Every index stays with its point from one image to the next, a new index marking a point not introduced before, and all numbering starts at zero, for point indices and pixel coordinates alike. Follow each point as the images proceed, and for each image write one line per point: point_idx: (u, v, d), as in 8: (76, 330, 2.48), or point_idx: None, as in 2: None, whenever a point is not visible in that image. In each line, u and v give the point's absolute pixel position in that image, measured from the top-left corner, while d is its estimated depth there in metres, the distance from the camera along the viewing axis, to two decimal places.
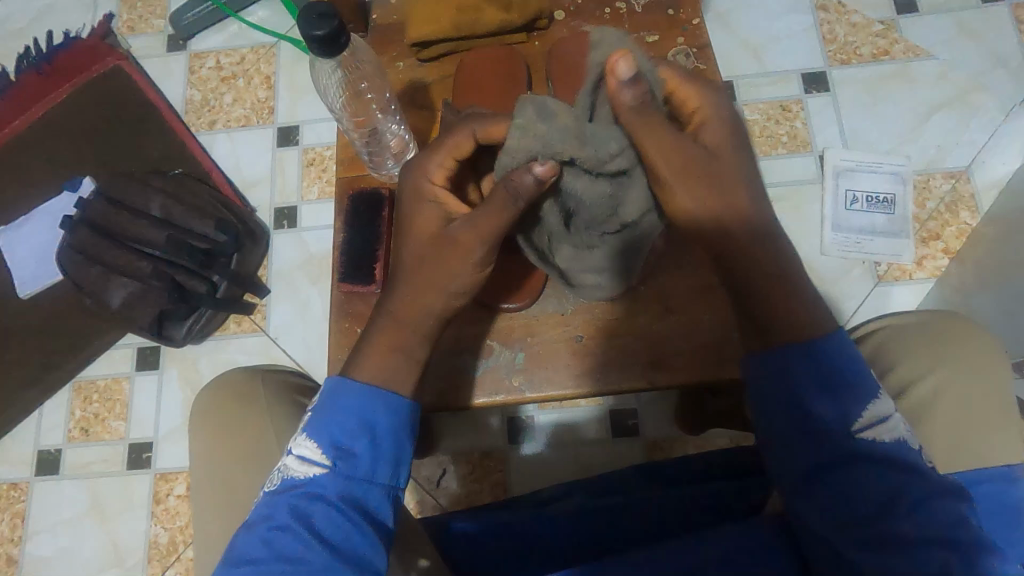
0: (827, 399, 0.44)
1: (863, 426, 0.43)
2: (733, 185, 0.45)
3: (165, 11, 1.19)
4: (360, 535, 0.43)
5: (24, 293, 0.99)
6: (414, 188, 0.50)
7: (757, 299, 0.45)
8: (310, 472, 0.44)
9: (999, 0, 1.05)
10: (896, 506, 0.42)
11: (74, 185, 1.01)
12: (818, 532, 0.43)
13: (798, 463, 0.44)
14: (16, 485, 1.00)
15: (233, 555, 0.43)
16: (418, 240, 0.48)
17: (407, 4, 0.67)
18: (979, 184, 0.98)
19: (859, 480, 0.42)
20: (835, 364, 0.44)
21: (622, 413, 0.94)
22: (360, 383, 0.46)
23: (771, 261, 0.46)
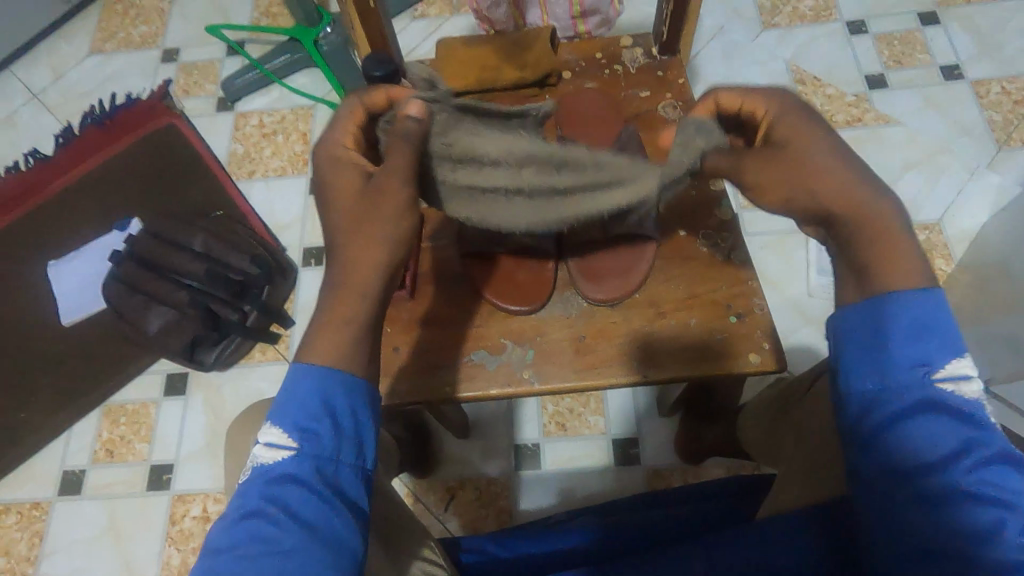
0: (910, 345, 0.41)
1: (945, 377, 0.40)
2: (818, 171, 0.44)
3: (217, 77, 1.35)
4: (333, 516, 0.41)
5: (66, 321, 1.08)
6: (331, 158, 0.51)
7: (868, 256, 0.43)
8: (277, 455, 0.42)
9: (959, 77, 1.19)
10: (958, 463, 0.38)
11: (123, 225, 1.11)
12: (869, 478, 0.41)
13: (867, 407, 0.42)
14: (38, 504, 1.03)
15: (210, 546, 0.40)
16: (345, 202, 0.48)
17: (436, 64, 0.79)
18: (951, 235, 1.07)
19: (923, 433, 0.40)
20: (933, 315, 0.41)
21: (625, 443, 0.98)
22: (314, 364, 0.44)
23: (878, 215, 0.43)
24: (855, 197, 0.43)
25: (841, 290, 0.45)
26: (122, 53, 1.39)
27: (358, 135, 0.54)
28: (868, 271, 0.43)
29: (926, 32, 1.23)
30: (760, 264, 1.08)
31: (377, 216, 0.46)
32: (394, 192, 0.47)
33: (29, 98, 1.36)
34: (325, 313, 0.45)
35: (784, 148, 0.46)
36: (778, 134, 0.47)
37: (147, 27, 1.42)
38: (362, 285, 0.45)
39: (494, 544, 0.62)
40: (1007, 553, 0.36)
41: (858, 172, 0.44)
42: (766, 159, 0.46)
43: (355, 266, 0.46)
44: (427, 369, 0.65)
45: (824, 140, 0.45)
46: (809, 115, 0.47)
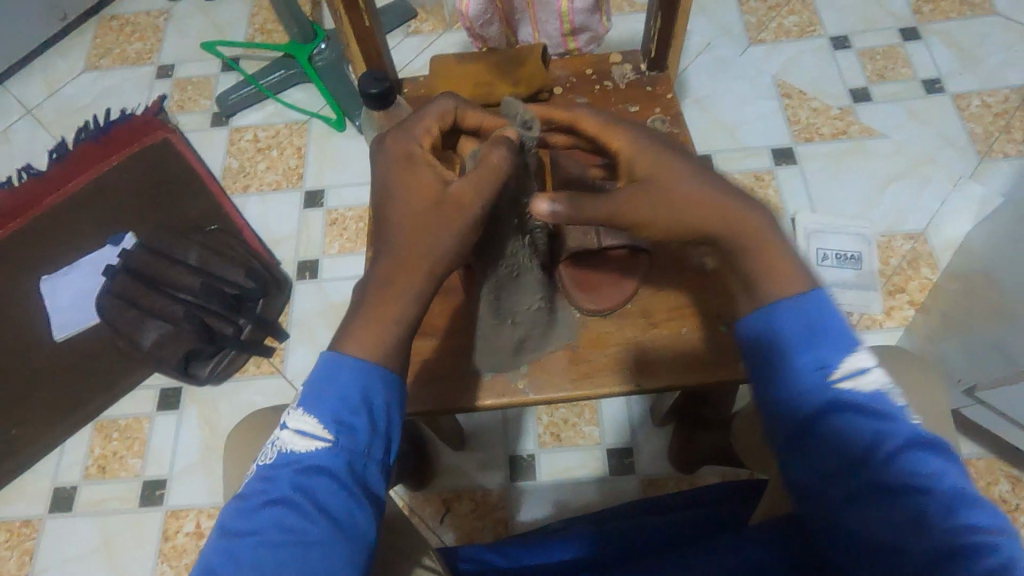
0: (808, 352, 0.45)
1: (841, 377, 0.45)
2: (694, 202, 0.49)
3: (211, 93, 1.36)
4: (358, 512, 0.42)
5: (59, 336, 1.08)
6: (406, 151, 0.50)
7: (750, 272, 0.49)
8: (309, 444, 0.42)
9: (940, 91, 1.22)
10: (875, 455, 0.43)
11: (117, 240, 1.10)
12: (808, 486, 0.45)
13: (784, 418, 0.46)
14: (28, 522, 1.02)
15: (225, 526, 0.41)
16: (417, 197, 0.47)
17: (430, 80, 0.80)
18: (936, 244, 1.09)
19: (837, 433, 0.44)
20: (820, 319, 0.46)
21: (620, 452, 0.99)
22: (355, 357, 0.44)
23: (754, 232, 0.49)
24: (734, 216, 0.49)
25: (740, 307, 0.50)
26: (117, 69, 1.40)
27: (433, 135, 0.53)
28: (754, 283, 0.48)
29: (908, 47, 1.27)
30: None
31: (438, 231, 0.46)
32: (464, 207, 0.47)
33: (24, 113, 1.36)
34: (369, 316, 0.45)
35: (650, 180, 0.50)
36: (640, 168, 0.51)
37: (143, 44, 1.43)
38: (395, 300, 0.46)
39: (491, 553, 0.62)
40: (936, 536, 0.40)
41: (731, 200, 0.49)
42: (637, 189, 0.50)
43: (405, 271, 0.46)
44: (423, 380, 0.65)
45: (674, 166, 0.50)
46: (671, 151, 0.52)
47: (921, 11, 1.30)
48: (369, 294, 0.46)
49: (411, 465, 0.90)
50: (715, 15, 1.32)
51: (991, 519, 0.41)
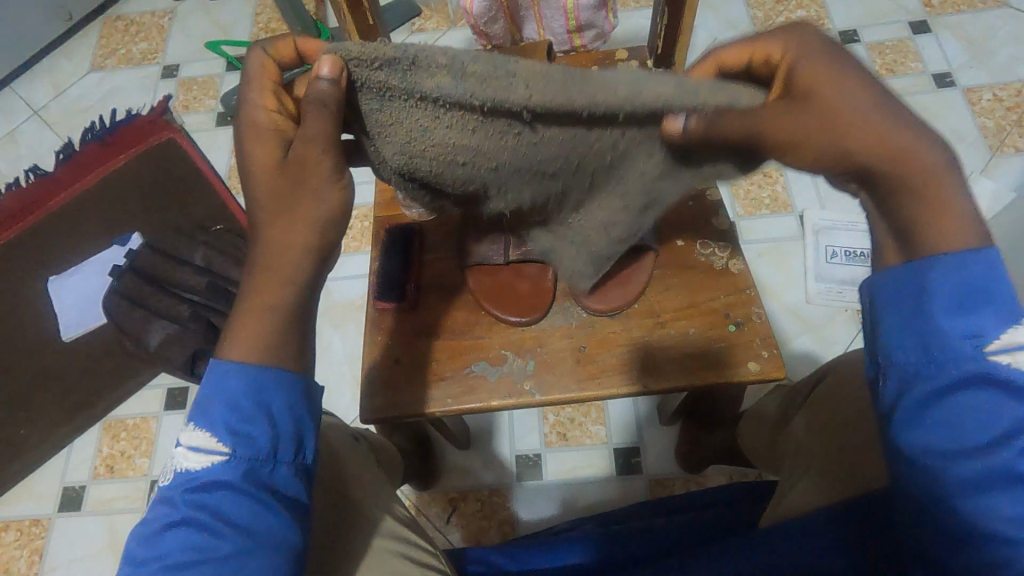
0: (958, 317, 0.36)
1: (1001, 348, 0.35)
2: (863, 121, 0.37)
3: (217, 93, 1.36)
4: (270, 519, 0.40)
5: (67, 336, 1.08)
6: (247, 131, 0.44)
7: (908, 217, 0.38)
8: (207, 461, 0.40)
9: (952, 85, 1.20)
10: (1012, 447, 0.35)
11: (123, 240, 1.12)
12: (915, 462, 0.38)
13: (908, 389, 0.37)
14: (38, 521, 1.03)
15: (133, 556, 0.40)
16: (261, 180, 0.44)
17: None
18: None
19: (971, 415, 0.36)
20: (979, 279, 0.36)
21: (626, 452, 0.98)
22: (238, 364, 0.42)
23: (921, 150, 0.37)
24: (897, 146, 0.37)
25: (882, 258, 0.40)
26: (122, 70, 1.41)
27: (278, 93, 0.46)
28: (915, 233, 0.38)
29: (918, 40, 1.25)
30: (758, 272, 1.09)
31: (301, 205, 0.44)
32: (321, 174, 0.44)
33: (30, 114, 1.37)
34: (249, 303, 0.43)
35: (811, 102, 0.38)
36: (801, 80, 0.38)
37: (147, 43, 1.43)
38: (283, 268, 0.44)
39: (496, 555, 0.62)
40: None
41: (891, 108, 0.37)
42: (783, 113, 0.39)
43: (275, 248, 0.44)
44: (426, 380, 0.65)
45: (841, 87, 0.37)
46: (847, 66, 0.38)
47: (931, 4, 1.28)
48: (247, 282, 0.44)
49: (418, 465, 0.90)
50: (722, 9, 1.31)
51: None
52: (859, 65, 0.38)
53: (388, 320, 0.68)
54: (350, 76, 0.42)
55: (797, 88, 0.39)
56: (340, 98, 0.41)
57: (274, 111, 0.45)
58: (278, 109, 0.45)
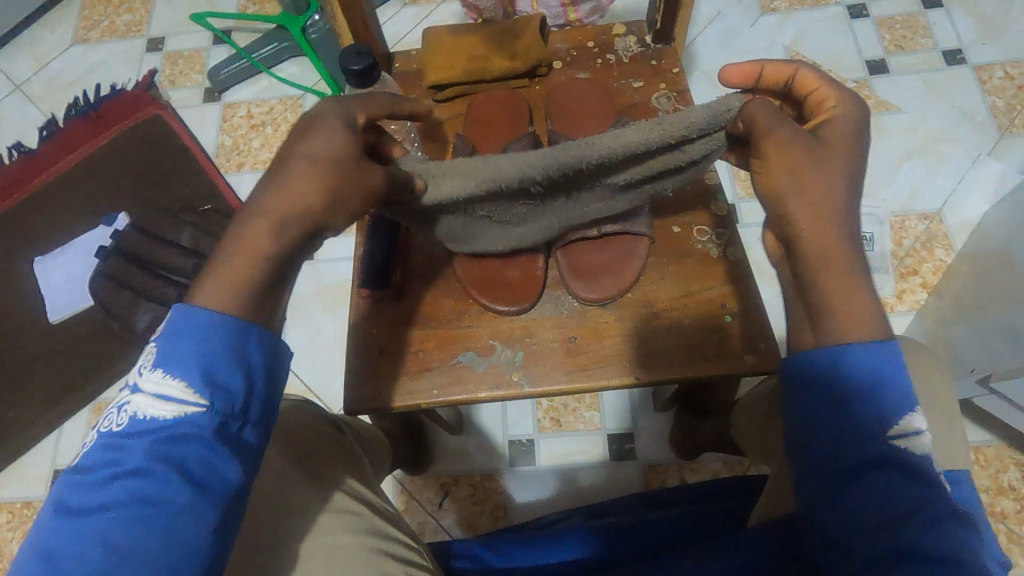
0: (869, 400, 0.39)
1: (899, 434, 0.38)
2: (821, 168, 0.42)
3: (203, 67, 1.31)
4: (235, 479, 0.37)
5: (54, 318, 1.07)
6: (339, 116, 0.45)
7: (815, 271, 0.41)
8: (179, 410, 0.36)
9: (962, 62, 1.16)
10: (913, 522, 0.36)
11: (109, 220, 1.08)
12: (825, 531, 0.38)
13: (824, 463, 0.39)
14: (29, 503, 1.01)
15: (71, 504, 0.35)
16: (315, 162, 0.42)
17: (426, 54, 0.75)
18: (951, 224, 1.05)
19: (880, 486, 0.37)
20: (895, 367, 0.39)
21: (620, 438, 0.97)
22: (216, 313, 0.38)
23: (843, 237, 0.41)
24: (826, 224, 0.41)
25: (798, 334, 0.42)
26: (106, 42, 1.36)
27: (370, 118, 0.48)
28: (848, 278, 0.40)
29: (928, 15, 1.21)
30: (756, 256, 1.07)
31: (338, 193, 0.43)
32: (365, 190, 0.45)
33: (12, 88, 1.33)
34: (224, 267, 0.40)
35: (819, 145, 0.43)
36: (823, 132, 0.44)
37: (131, 15, 1.39)
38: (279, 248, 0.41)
39: (483, 549, 0.61)
40: None
41: (851, 203, 0.42)
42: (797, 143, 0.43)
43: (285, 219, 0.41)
44: (412, 372, 0.63)
45: (853, 158, 0.43)
46: (855, 140, 0.44)
47: None
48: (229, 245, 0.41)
49: (410, 451, 0.89)
50: None
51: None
52: (866, 151, 0.44)
53: (374, 309, 0.66)
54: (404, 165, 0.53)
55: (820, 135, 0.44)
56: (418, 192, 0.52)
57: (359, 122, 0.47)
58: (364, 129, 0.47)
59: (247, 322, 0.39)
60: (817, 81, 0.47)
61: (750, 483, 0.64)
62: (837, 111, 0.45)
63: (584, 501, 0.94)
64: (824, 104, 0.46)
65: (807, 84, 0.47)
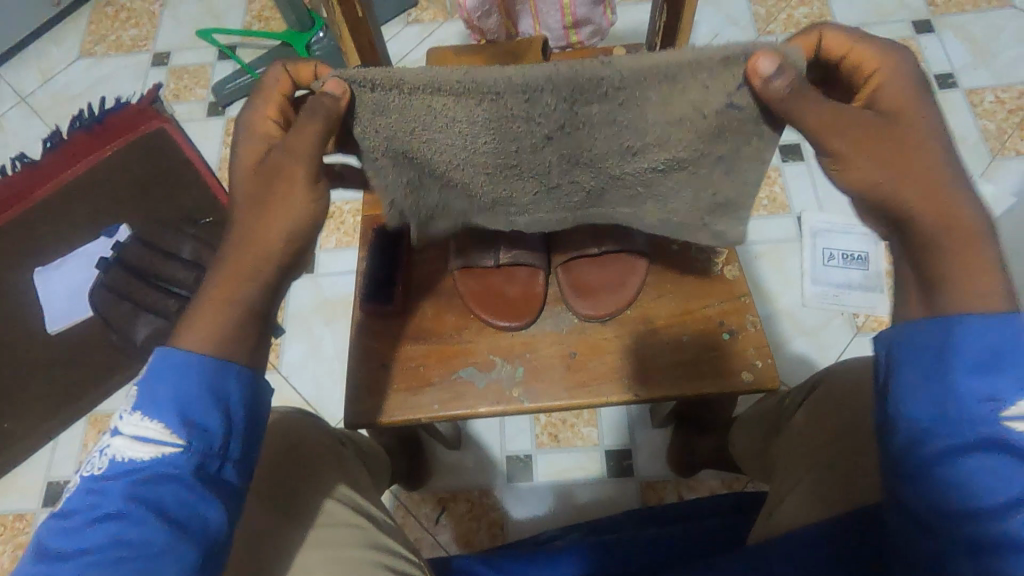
0: (983, 375, 0.34)
1: (1019, 415, 0.33)
2: (909, 159, 0.40)
3: (208, 82, 1.33)
4: (214, 519, 0.37)
5: (53, 329, 1.08)
6: (245, 129, 0.47)
7: (939, 252, 0.38)
8: (157, 451, 0.37)
9: (954, 86, 1.18)
10: (1023, 513, 0.33)
11: (111, 232, 1.08)
12: (916, 518, 0.36)
13: (910, 449, 0.36)
14: (21, 516, 1.00)
15: (49, 551, 0.35)
16: (244, 181, 0.46)
17: None
18: None
19: (983, 475, 0.34)
20: (1011, 341, 0.35)
21: (618, 454, 0.97)
22: (194, 354, 0.39)
23: (964, 206, 0.38)
24: (942, 207, 0.39)
25: (905, 301, 0.39)
26: (112, 57, 1.38)
27: (282, 113, 0.48)
28: (941, 282, 0.38)
29: (921, 40, 1.23)
30: (754, 273, 1.08)
31: (280, 198, 0.45)
32: (296, 183, 0.45)
33: (17, 101, 1.34)
34: (201, 313, 0.41)
35: (896, 121, 0.41)
36: (884, 105, 0.41)
37: (138, 30, 1.40)
38: (240, 268, 0.43)
39: (482, 566, 0.61)
40: None
41: (954, 173, 0.39)
42: (873, 136, 0.41)
43: (244, 242, 0.44)
44: (412, 386, 0.64)
45: (922, 124, 0.40)
46: (919, 93, 0.41)
47: (935, 4, 1.27)
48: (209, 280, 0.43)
49: (407, 466, 0.89)
50: (724, 6, 1.29)
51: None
52: (933, 101, 0.41)
53: (377, 323, 0.66)
54: (356, 96, 0.45)
55: (883, 106, 0.41)
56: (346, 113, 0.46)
57: (274, 123, 0.47)
58: (275, 120, 0.48)
59: (221, 345, 0.41)
60: (846, 44, 0.42)
61: (748, 501, 0.65)
62: (878, 75, 0.42)
63: (583, 518, 0.94)
64: (862, 63, 0.42)
65: (834, 48, 0.43)
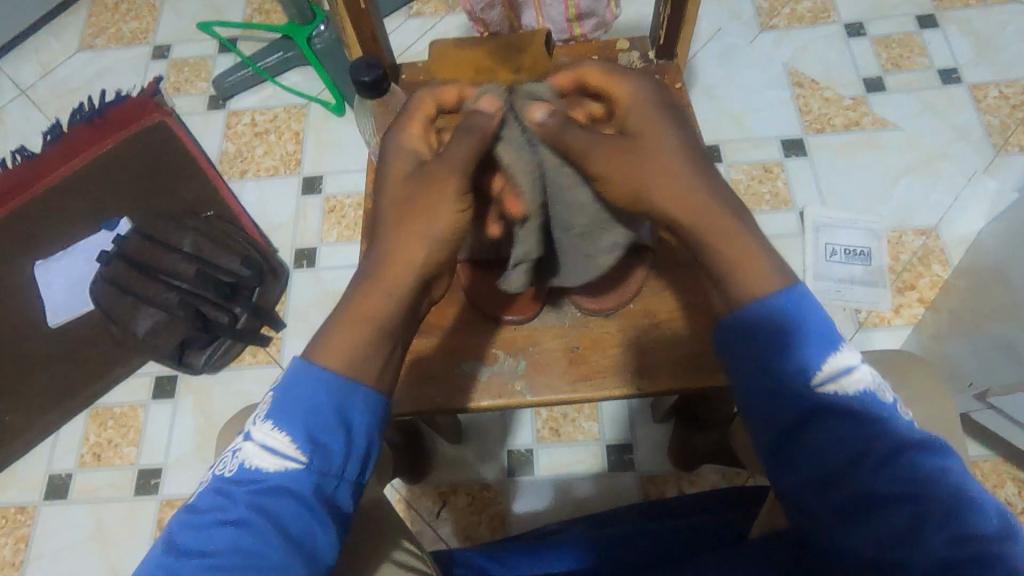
0: (789, 355, 0.42)
1: (824, 380, 0.42)
2: (649, 166, 0.46)
3: (208, 75, 1.33)
4: (325, 538, 0.40)
5: (54, 322, 1.07)
6: (398, 140, 0.50)
7: (715, 255, 0.45)
8: (281, 464, 0.40)
9: (958, 81, 1.18)
10: (867, 461, 0.40)
11: (111, 225, 1.09)
12: (790, 492, 0.42)
13: (766, 430, 0.43)
14: (23, 509, 1.02)
15: (176, 546, 0.38)
16: (395, 183, 0.47)
17: (433, 67, 0.77)
18: (948, 239, 1.07)
19: (825, 435, 0.41)
20: (797, 318, 0.43)
21: (619, 448, 0.97)
22: (329, 371, 0.42)
23: (723, 211, 0.45)
24: (693, 209, 0.45)
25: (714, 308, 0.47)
26: (112, 49, 1.37)
27: (427, 129, 0.51)
28: (726, 282, 0.45)
29: (925, 35, 1.23)
30: None
31: (429, 205, 0.45)
32: (446, 193, 0.46)
33: (17, 93, 1.33)
34: (342, 325, 0.44)
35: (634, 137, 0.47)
36: (630, 124, 0.48)
37: (138, 23, 1.40)
38: (393, 284, 0.45)
39: (486, 558, 0.61)
40: (929, 551, 0.38)
41: (711, 186, 0.46)
42: (623, 149, 0.47)
43: (396, 256, 0.45)
44: (414, 379, 0.64)
45: (662, 140, 0.47)
46: (661, 113, 0.48)
47: None
48: (346, 296, 0.45)
49: (409, 460, 0.89)
50: None
51: (990, 523, 0.39)
52: (679, 116, 0.48)
53: None
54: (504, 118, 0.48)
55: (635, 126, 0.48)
56: (488, 130, 0.47)
57: (421, 137, 0.50)
58: (424, 136, 0.50)
59: None
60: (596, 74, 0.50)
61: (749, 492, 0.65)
62: (623, 98, 0.49)
63: (583, 512, 0.94)
64: (613, 88, 0.50)
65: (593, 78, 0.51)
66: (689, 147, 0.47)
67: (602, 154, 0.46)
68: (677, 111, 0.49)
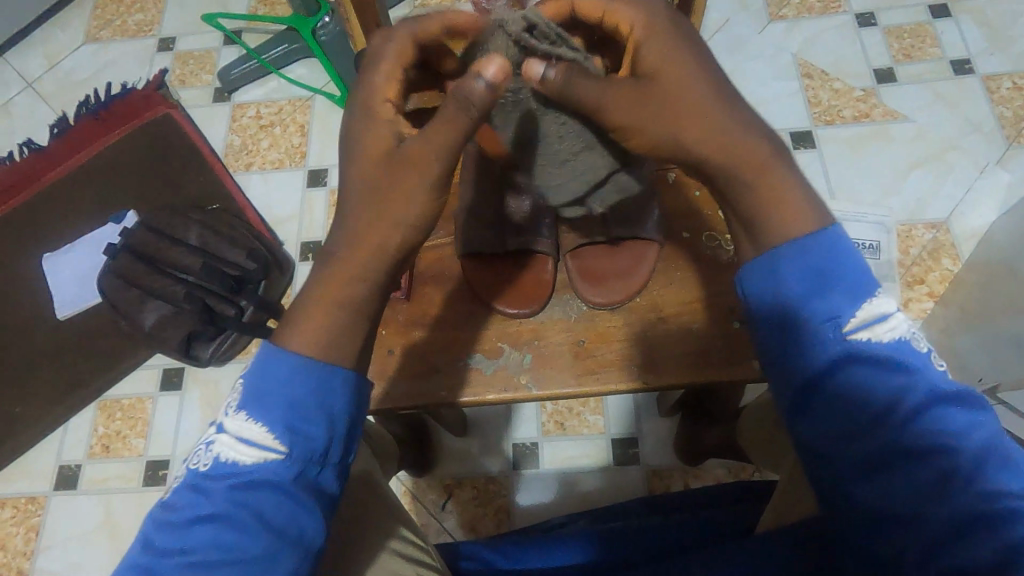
0: (820, 299, 0.40)
1: (855, 327, 0.39)
2: (679, 95, 0.42)
3: (214, 67, 1.32)
4: (309, 528, 0.39)
5: (62, 314, 1.08)
6: (362, 104, 0.44)
7: (750, 192, 0.42)
8: (257, 455, 0.39)
9: (971, 72, 1.16)
10: (897, 413, 0.38)
11: (118, 217, 1.08)
12: (810, 447, 0.40)
13: (785, 382, 0.41)
14: (33, 499, 1.03)
15: (157, 546, 0.39)
16: (363, 161, 0.42)
17: None
18: (958, 233, 1.06)
19: (851, 385, 0.39)
20: (824, 262, 0.40)
21: (625, 442, 0.97)
22: (299, 356, 0.40)
23: (757, 144, 0.42)
24: (726, 143, 0.42)
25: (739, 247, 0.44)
26: (117, 41, 1.37)
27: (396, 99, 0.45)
28: (762, 221, 0.42)
29: (937, 25, 1.21)
30: None
31: (398, 187, 0.41)
32: (424, 170, 0.41)
33: (24, 86, 1.34)
34: (307, 310, 0.41)
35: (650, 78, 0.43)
36: (645, 61, 0.44)
37: (143, 15, 1.40)
38: (359, 270, 0.42)
39: (491, 551, 0.61)
40: (956, 508, 0.36)
41: (740, 118, 0.42)
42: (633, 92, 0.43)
43: (357, 244, 0.42)
44: (420, 373, 0.64)
45: (681, 72, 0.43)
46: (683, 43, 0.44)
47: None
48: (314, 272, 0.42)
49: (414, 453, 0.90)
50: None
51: (1017, 481, 0.37)
52: (694, 40, 0.45)
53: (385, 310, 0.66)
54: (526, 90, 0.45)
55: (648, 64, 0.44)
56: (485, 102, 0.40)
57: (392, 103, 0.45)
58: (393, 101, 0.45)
59: None
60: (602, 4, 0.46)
61: (755, 487, 0.65)
62: (636, 25, 0.45)
63: (587, 506, 0.94)
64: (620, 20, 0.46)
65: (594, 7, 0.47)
66: (714, 80, 0.43)
67: (625, 108, 0.43)
68: (693, 32, 0.45)
